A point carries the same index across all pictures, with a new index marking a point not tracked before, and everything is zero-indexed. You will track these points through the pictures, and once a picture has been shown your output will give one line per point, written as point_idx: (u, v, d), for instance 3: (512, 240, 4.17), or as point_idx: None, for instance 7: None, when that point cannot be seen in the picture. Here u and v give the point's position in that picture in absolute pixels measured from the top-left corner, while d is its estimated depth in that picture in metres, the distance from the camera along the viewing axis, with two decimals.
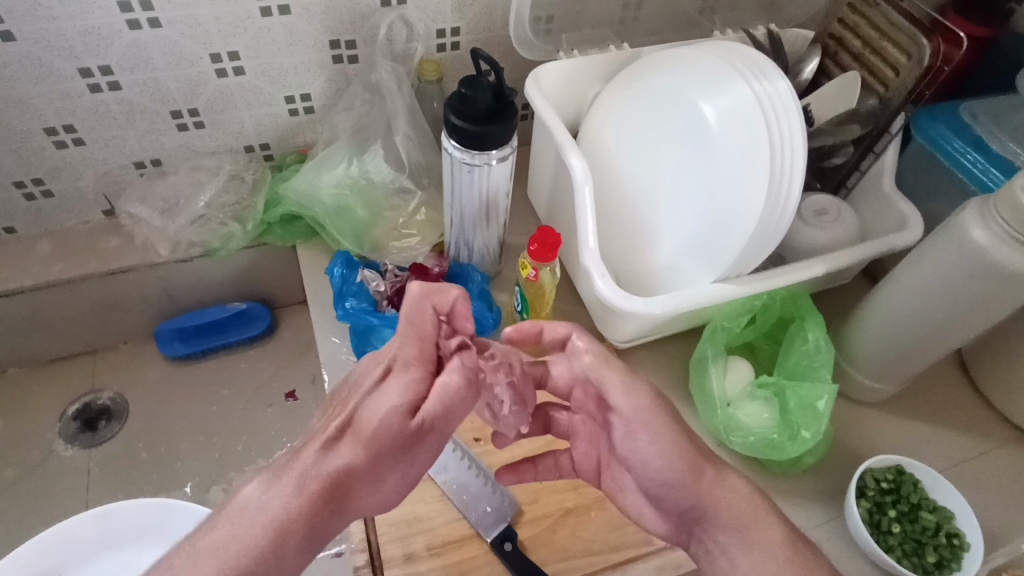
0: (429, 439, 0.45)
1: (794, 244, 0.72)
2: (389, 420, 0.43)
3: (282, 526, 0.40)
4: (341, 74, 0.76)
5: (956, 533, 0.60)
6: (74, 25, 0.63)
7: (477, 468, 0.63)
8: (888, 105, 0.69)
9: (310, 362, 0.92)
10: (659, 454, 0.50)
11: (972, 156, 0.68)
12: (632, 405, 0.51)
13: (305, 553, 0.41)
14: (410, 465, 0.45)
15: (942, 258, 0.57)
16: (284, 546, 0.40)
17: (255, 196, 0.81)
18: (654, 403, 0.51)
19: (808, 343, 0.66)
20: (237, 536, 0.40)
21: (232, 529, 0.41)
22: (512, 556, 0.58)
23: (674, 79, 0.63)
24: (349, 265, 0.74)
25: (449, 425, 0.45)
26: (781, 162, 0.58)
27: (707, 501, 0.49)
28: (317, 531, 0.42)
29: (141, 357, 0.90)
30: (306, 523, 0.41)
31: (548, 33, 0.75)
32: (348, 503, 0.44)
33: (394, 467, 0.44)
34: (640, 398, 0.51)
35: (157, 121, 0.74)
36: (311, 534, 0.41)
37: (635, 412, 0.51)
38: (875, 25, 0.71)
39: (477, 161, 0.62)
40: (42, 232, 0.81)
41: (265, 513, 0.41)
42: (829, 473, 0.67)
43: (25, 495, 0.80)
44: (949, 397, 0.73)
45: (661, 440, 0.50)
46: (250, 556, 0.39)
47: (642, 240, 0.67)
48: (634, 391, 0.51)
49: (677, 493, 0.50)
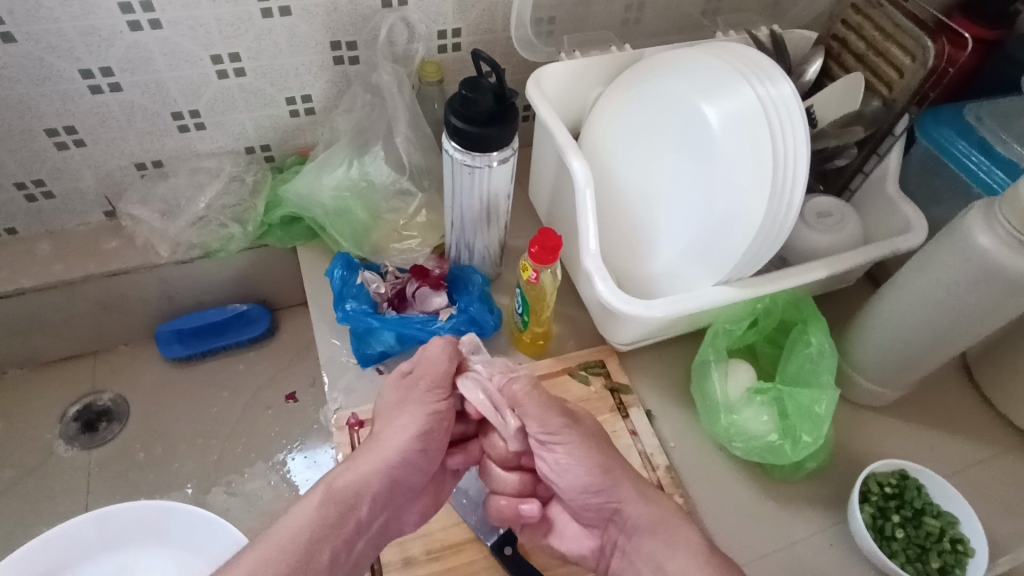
0: (420, 387, 0.57)
1: (796, 247, 0.72)
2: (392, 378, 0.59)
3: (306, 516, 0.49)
4: (341, 76, 0.76)
5: (960, 539, 0.59)
6: (75, 26, 0.63)
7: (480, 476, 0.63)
8: (893, 108, 0.69)
9: (310, 364, 0.91)
10: (579, 464, 0.54)
11: (977, 158, 0.67)
12: (556, 425, 0.55)
13: (337, 524, 0.49)
14: (412, 414, 0.55)
15: (946, 263, 0.57)
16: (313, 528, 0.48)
17: (255, 197, 0.80)
18: (569, 423, 0.55)
19: (811, 348, 0.66)
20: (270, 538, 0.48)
21: (260, 540, 0.48)
22: (512, 561, 0.57)
23: (678, 82, 0.63)
24: (350, 266, 0.74)
25: (435, 376, 0.57)
26: (783, 166, 0.57)
27: (626, 503, 0.54)
28: (342, 512, 0.50)
29: (141, 359, 0.90)
30: (329, 501, 0.50)
31: (550, 35, 0.75)
32: (366, 470, 0.52)
33: (400, 416, 0.56)
34: (551, 422, 0.55)
35: (158, 122, 0.74)
36: (341, 505, 0.50)
37: (571, 443, 0.55)
38: (879, 26, 0.71)
39: (478, 163, 0.62)
40: (43, 233, 0.81)
41: (287, 517, 0.49)
42: (831, 477, 0.67)
43: (24, 496, 0.80)
44: (952, 402, 0.73)
45: (575, 452, 0.55)
46: (282, 544, 0.47)
47: (644, 244, 0.67)
48: (557, 418, 0.55)
49: (597, 500, 0.55)
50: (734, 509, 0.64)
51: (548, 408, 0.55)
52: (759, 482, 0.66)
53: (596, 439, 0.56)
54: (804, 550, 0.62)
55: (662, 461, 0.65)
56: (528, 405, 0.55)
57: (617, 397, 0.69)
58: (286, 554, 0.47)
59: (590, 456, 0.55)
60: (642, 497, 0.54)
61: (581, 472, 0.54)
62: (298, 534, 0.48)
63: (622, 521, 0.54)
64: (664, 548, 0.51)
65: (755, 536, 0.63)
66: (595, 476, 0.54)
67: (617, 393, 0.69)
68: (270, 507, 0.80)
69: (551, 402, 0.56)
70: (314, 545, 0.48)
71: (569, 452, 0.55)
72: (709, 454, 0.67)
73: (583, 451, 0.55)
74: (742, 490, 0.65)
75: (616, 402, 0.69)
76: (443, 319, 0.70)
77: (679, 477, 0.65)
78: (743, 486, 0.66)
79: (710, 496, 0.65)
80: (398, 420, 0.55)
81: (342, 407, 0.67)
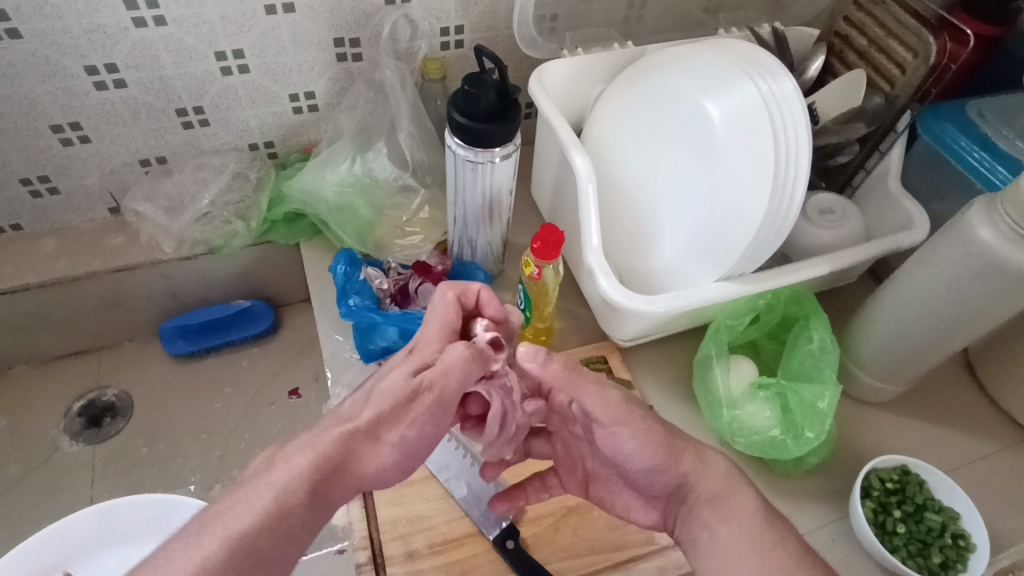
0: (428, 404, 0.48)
1: (798, 243, 0.72)
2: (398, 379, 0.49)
3: (283, 488, 0.43)
4: (344, 73, 0.76)
5: (962, 534, 0.59)
6: (81, 23, 0.63)
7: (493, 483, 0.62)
8: (894, 104, 0.69)
9: (313, 360, 0.92)
10: (639, 445, 0.52)
11: (978, 155, 0.67)
12: (612, 404, 0.52)
13: (309, 519, 0.44)
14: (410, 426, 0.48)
15: (947, 258, 0.57)
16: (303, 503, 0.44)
17: (259, 194, 0.81)
18: (626, 402, 0.53)
19: (812, 343, 0.66)
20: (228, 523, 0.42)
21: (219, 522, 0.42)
22: (514, 554, 0.58)
23: (680, 79, 0.63)
24: (353, 262, 0.74)
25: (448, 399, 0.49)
26: (785, 162, 0.58)
27: (690, 478, 0.51)
28: (316, 507, 0.44)
29: (145, 355, 0.90)
30: (307, 499, 0.44)
31: (552, 32, 0.75)
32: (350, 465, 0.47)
33: (394, 427, 0.48)
34: (608, 401, 0.52)
35: (162, 119, 0.74)
36: (318, 501, 0.45)
37: (627, 425, 0.52)
38: (881, 22, 0.71)
39: (481, 159, 0.62)
40: (47, 229, 0.81)
41: (255, 502, 0.43)
42: (833, 472, 0.67)
43: (29, 491, 0.80)
44: (954, 398, 0.73)
45: (638, 434, 0.52)
46: (269, 511, 0.42)
47: (646, 240, 0.67)
48: (613, 393, 0.53)
49: (661, 477, 0.52)
50: None
51: (602, 386, 0.53)
52: (761, 478, 0.66)
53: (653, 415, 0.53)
54: None
55: None
56: (580, 389, 0.53)
57: None
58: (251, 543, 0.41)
59: (652, 434, 0.52)
60: (704, 469, 0.51)
61: (639, 452, 0.52)
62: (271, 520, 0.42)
63: (686, 498, 0.52)
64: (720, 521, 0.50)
65: None
66: (658, 455, 0.51)
67: None
68: None
69: (601, 382, 0.53)
70: (303, 525, 0.43)
71: (627, 433, 0.52)
72: (712, 450, 0.67)
73: (641, 430, 0.52)
74: None
75: None
76: None
77: None
78: (745, 481, 0.66)
79: None
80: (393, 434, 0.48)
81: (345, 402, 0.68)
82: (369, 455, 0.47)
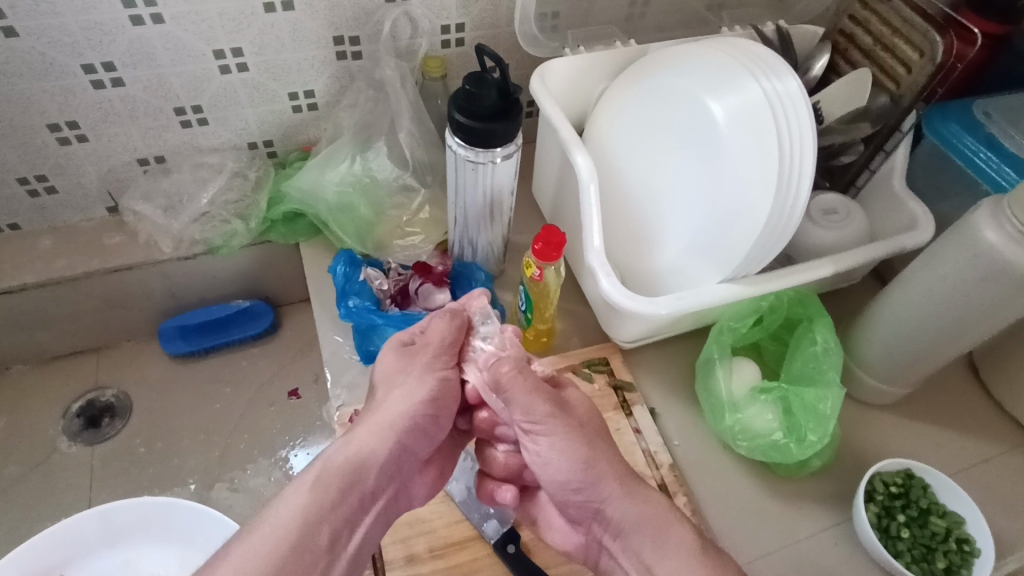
0: (423, 354, 0.56)
1: (802, 244, 0.71)
2: (389, 349, 0.57)
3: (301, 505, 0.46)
4: (345, 71, 0.75)
5: (965, 538, 0.59)
6: (77, 20, 0.63)
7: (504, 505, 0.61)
8: (900, 103, 0.69)
9: (313, 360, 0.91)
10: (562, 459, 0.51)
11: (986, 155, 0.66)
12: (542, 410, 0.52)
13: (332, 513, 0.47)
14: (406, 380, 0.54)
15: (953, 261, 0.56)
16: (320, 507, 0.46)
17: (258, 193, 0.80)
18: (555, 411, 0.52)
19: (816, 346, 0.65)
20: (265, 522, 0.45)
21: (257, 527, 0.45)
22: (515, 558, 0.57)
23: (683, 78, 0.62)
24: (353, 263, 0.74)
25: (439, 345, 0.56)
26: (790, 162, 0.57)
27: (607, 503, 0.51)
28: (348, 487, 0.48)
29: (144, 355, 0.90)
30: (331, 477, 0.48)
31: (554, 30, 0.74)
32: (365, 439, 0.51)
33: (398, 387, 0.54)
34: (534, 409, 0.52)
35: (161, 118, 0.73)
36: (344, 476, 0.48)
37: (552, 436, 0.52)
38: (887, 21, 0.70)
39: (482, 159, 0.62)
40: (45, 228, 0.80)
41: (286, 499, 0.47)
42: (836, 474, 0.66)
43: (28, 492, 0.80)
44: (959, 401, 0.72)
45: (558, 447, 0.51)
46: (284, 529, 0.44)
47: (649, 241, 0.66)
48: (543, 404, 0.52)
49: (579, 495, 0.52)
50: (740, 507, 0.64)
51: (536, 394, 0.52)
52: (764, 480, 0.66)
53: (588, 429, 0.53)
54: (809, 548, 0.62)
55: (666, 459, 0.65)
56: (513, 390, 0.53)
57: (620, 395, 0.69)
58: (290, 536, 0.44)
59: (573, 450, 0.51)
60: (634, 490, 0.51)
61: (558, 468, 0.52)
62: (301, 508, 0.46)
63: (604, 522, 0.51)
64: (653, 547, 0.49)
65: (760, 534, 0.62)
66: (577, 472, 0.51)
67: (620, 391, 0.69)
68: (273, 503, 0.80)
69: (538, 388, 0.53)
70: (315, 529, 0.45)
71: (549, 444, 0.52)
72: (714, 452, 0.67)
73: (565, 445, 0.51)
74: (746, 487, 0.65)
75: (619, 400, 0.68)
76: None
77: (683, 474, 0.65)
78: (747, 483, 0.65)
79: (715, 493, 0.65)
80: (397, 390, 0.54)
81: (345, 404, 0.67)
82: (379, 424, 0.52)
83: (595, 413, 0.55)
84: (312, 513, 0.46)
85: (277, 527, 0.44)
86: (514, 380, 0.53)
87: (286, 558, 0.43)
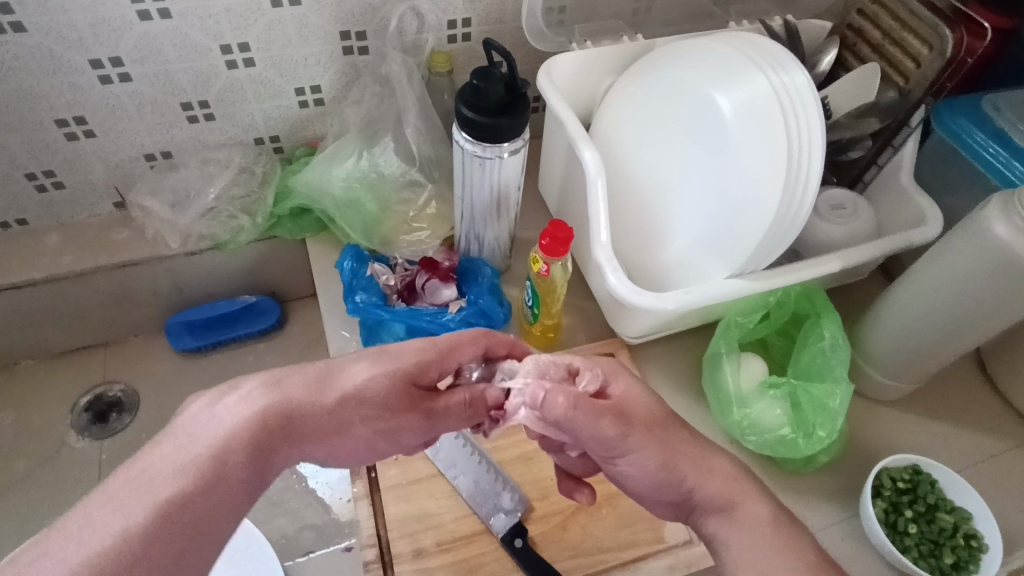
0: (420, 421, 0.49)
1: (809, 239, 0.71)
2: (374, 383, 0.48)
3: (219, 446, 0.40)
4: (351, 66, 0.75)
5: (974, 534, 0.58)
6: (85, 16, 0.63)
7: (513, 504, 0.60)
8: (908, 97, 0.68)
9: (320, 356, 0.91)
10: (646, 469, 0.49)
11: (994, 149, 0.65)
12: (610, 429, 0.48)
13: (248, 469, 0.41)
14: (364, 371, 0.48)
15: (964, 256, 0.56)
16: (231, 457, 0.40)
17: (265, 189, 0.80)
18: (622, 426, 0.48)
19: (823, 341, 0.65)
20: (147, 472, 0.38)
21: (162, 451, 0.40)
22: (523, 553, 0.57)
23: (690, 71, 0.62)
24: (359, 258, 0.74)
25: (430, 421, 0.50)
26: (798, 155, 0.57)
27: (695, 489, 0.49)
28: (256, 461, 0.41)
29: (151, 350, 0.90)
30: (253, 434, 0.42)
31: (560, 24, 0.74)
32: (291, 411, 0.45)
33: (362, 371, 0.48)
34: (604, 428, 0.48)
35: (167, 114, 0.74)
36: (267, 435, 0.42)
37: (629, 452, 0.49)
38: (896, 14, 0.70)
39: (489, 154, 0.62)
40: (52, 224, 0.81)
41: (179, 451, 0.40)
42: (843, 470, 0.66)
43: (36, 487, 0.80)
44: (968, 397, 0.72)
45: (637, 458, 0.49)
46: (188, 465, 0.39)
47: (656, 235, 0.66)
48: (609, 418, 0.48)
49: (666, 491, 0.50)
50: None
51: (600, 417, 0.48)
52: (770, 476, 0.65)
53: (657, 430, 0.50)
54: None
55: None
56: (577, 423, 0.48)
57: None
58: (193, 471, 0.39)
59: (656, 455, 0.49)
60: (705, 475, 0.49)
61: (646, 474, 0.49)
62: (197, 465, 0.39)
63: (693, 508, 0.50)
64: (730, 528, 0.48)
65: None
66: (662, 474, 0.49)
67: None
68: (279, 499, 0.75)
69: (599, 410, 0.48)
70: (222, 472, 0.39)
71: (630, 456, 0.49)
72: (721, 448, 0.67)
73: (646, 450, 0.49)
74: None
75: None
76: (453, 311, 0.70)
77: None
78: None
79: None
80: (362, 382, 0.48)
81: None
82: (316, 405, 0.46)
83: (656, 408, 0.51)
84: (207, 477, 0.39)
85: (184, 463, 0.39)
86: (574, 412, 0.48)
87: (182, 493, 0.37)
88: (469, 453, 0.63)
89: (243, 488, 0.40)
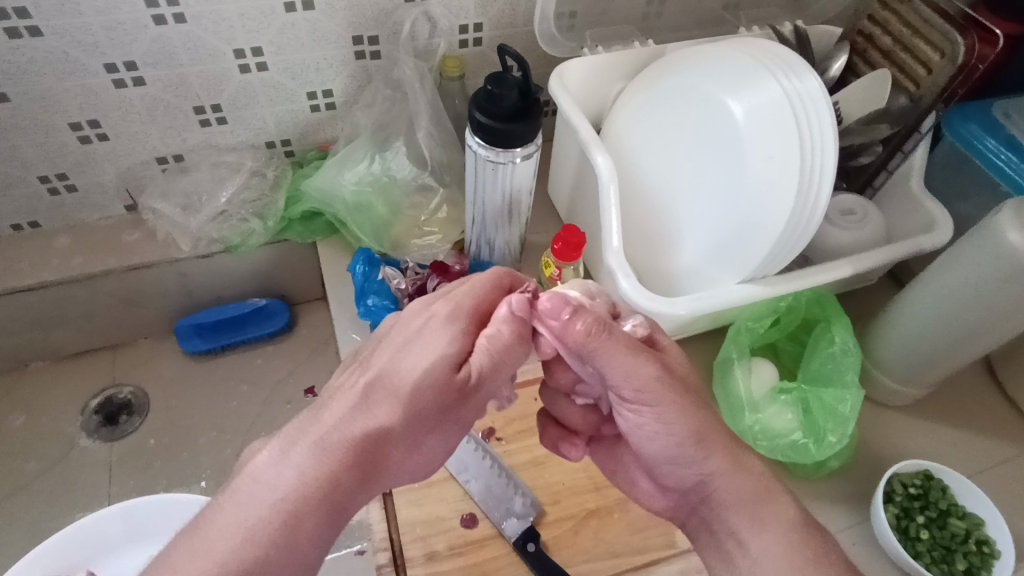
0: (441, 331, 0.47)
1: (819, 245, 0.71)
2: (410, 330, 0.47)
3: (294, 478, 0.40)
4: (362, 70, 0.75)
5: (986, 540, 0.59)
6: (100, 20, 0.63)
7: (525, 510, 0.60)
8: (919, 104, 0.68)
9: (329, 358, 0.91)
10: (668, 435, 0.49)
11: (1006, 156, 0.65)
12: (650, 376, 0.48)
13: (325, 487, 0.40)
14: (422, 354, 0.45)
15: (976, 261, 0.56)
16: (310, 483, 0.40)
17: (276, 192, 0.81)
18: (662, 378, 0.48)
19: (833, 346, 0.65)
20: (214, 546, 0.38)
21: (250, 481, 0.41)
22: (536, 558, 0.57)
23: (702, 78, 0.62)
24: (370, 261, 0.74)
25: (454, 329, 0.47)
26: (812, 162, 0.57)
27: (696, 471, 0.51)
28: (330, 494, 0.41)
29: (160, 353, 0.90)
30: (323, 449, 0.41)
31: (571, 30, 0.74)
32: (366, 421, 0.43)
33: (421, 346, 0.46)
34: (641, 376, 0.48)
35: (179, 116, 0.74)
36: (343, 452, 0.41)
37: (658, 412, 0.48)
38: (907, 21, 0.70)
39: (502, 159, 0.62)
40: (63, 226, 0.81)
41: (264, 484, 0.40)
42: (854, 475, 0.66)
43: (45, 491, 0.80)
44: (978, 403, 0.72)
45: (666, 415, 0.48)
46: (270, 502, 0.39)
47: (669, 241, 0.66)
48: (648, 366, 0.48)
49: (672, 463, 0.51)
50: None
51: (636, 356, 0.48)
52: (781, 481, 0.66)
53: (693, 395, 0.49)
54: None
55: None
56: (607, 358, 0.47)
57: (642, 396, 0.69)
58: (278, 510, 0.39)
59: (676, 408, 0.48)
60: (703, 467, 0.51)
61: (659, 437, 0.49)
62: (283, 501, 0.39)
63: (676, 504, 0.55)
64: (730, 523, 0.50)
65: None
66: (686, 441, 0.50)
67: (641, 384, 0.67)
68: None
69: (634, 348, 0.48)
70: (301, 506, 0.39)
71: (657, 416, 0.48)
72: None
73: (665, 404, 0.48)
74: None
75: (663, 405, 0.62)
76: None
77: None
78: None
79: None
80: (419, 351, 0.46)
81: None
82: (390, 392, 0.44)
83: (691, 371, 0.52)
84: (275, 521, 0.39)
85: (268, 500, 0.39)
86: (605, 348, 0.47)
87: (258, 532, 0.38)
88: (477, 453, 0.63)
89: (321, 517, 0.40)
